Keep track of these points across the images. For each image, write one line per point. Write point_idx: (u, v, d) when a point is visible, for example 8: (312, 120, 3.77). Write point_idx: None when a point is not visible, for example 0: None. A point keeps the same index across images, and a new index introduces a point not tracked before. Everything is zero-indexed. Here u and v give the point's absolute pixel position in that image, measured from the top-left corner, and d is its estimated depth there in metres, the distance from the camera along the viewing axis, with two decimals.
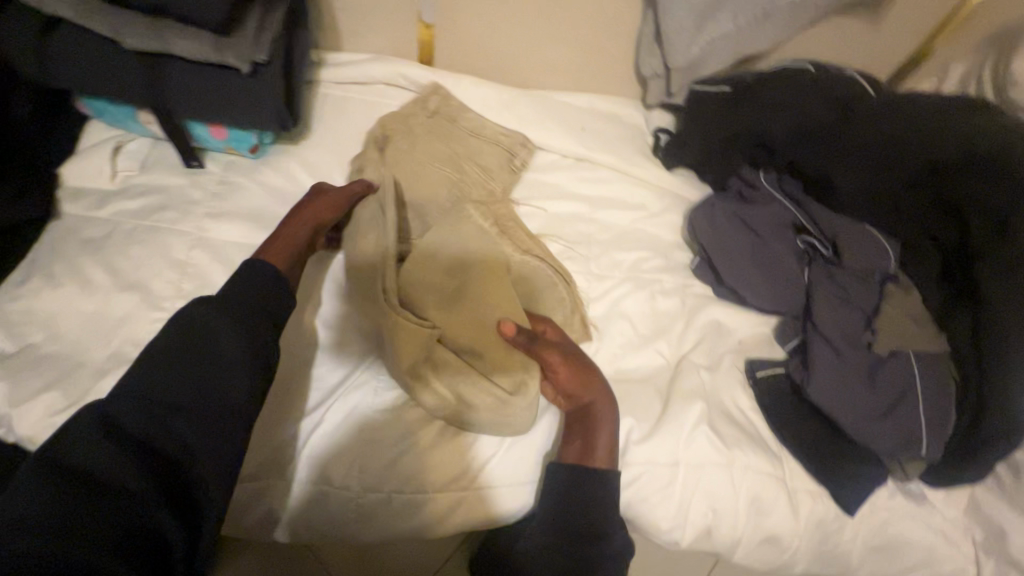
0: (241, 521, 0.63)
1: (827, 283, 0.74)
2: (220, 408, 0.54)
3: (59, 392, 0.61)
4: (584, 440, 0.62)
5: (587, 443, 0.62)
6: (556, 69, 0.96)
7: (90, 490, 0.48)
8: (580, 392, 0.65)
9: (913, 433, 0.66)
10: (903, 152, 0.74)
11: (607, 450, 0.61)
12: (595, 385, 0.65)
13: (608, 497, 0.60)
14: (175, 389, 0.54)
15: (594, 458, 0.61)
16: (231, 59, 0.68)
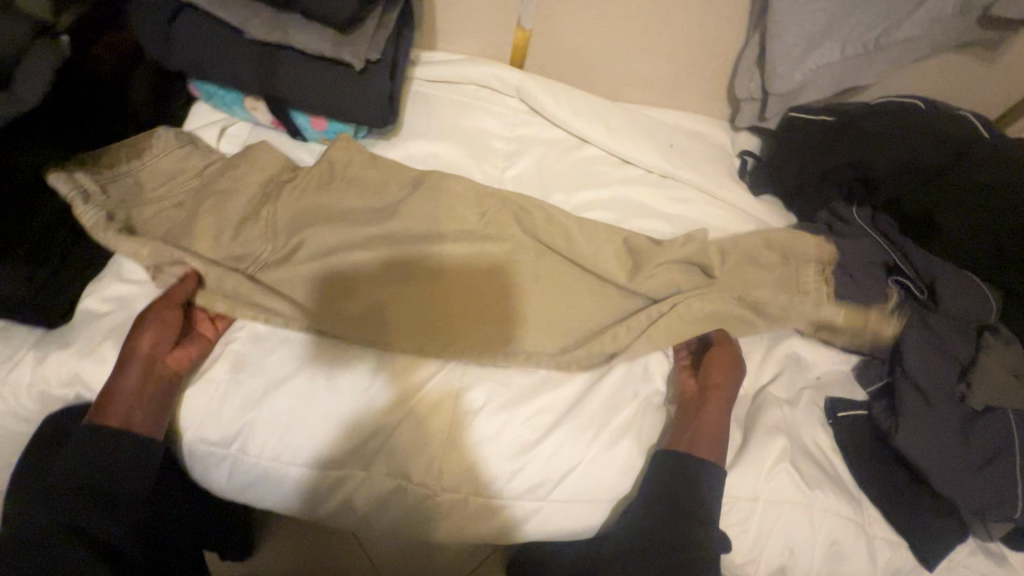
0: (322, 505, 0.65)
1: (919, 328, 0.72)
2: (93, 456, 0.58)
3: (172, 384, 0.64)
4: (693, 431, 0.66)
5: (697, 433, 0.65)
6: (646, 83, 0.95)
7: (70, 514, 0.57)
8: (711, 388, 0.68)
9: (1008, 496, 0.63)
10: (1016, 200, 0.71)
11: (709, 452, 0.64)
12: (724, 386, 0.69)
13: (690, 512, 0.60)
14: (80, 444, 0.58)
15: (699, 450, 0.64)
16: (348, 55, 0.69)
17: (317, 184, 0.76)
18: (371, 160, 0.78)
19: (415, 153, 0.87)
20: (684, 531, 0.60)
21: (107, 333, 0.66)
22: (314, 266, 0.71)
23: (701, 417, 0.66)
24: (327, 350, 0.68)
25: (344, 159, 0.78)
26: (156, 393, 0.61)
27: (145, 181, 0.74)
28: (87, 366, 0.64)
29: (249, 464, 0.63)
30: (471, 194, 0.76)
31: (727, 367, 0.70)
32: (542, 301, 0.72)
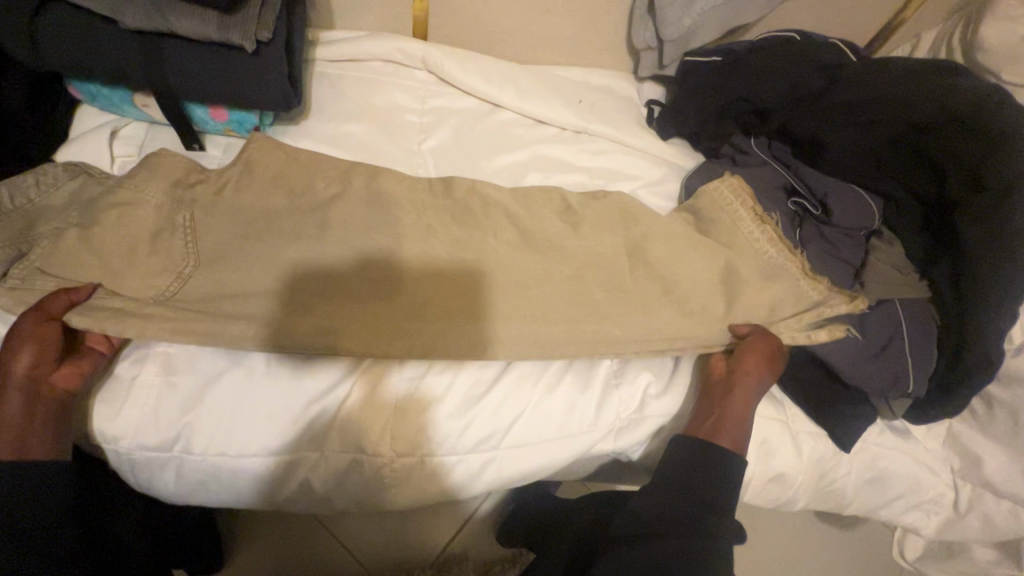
0: (280, 493, 0.65)
1: (817, 240, 0.80)
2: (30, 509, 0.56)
3: (108, 401, 0.63)
4: (716, 421, 0.67)
5: (718, 425, 0.67)
6: (550, 43, 0.97)
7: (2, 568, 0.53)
8: (741, 373, 0.69)
9: (902, 374, 0.71)
10: (884, 116, 0.78)
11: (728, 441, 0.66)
12: (757, 376, 0.68)
13: (715, 488, 0.63)
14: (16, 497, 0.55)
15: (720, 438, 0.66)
16: (236, 38, 0.68)
17: (235, 186, 0.77)
18: (299, 164, 0.80)
19: (329, 135, 0.86)
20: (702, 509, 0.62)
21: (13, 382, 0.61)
22: (244, 262, 0.72)
23: (725, 407, 0.68)
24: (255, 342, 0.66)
25: (261, 157, 0.79)
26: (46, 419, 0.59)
27: (40, 217, 0.69)
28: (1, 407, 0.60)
29: (195, 463, 0.63)
30: None
31: (759, 364, 0.69)
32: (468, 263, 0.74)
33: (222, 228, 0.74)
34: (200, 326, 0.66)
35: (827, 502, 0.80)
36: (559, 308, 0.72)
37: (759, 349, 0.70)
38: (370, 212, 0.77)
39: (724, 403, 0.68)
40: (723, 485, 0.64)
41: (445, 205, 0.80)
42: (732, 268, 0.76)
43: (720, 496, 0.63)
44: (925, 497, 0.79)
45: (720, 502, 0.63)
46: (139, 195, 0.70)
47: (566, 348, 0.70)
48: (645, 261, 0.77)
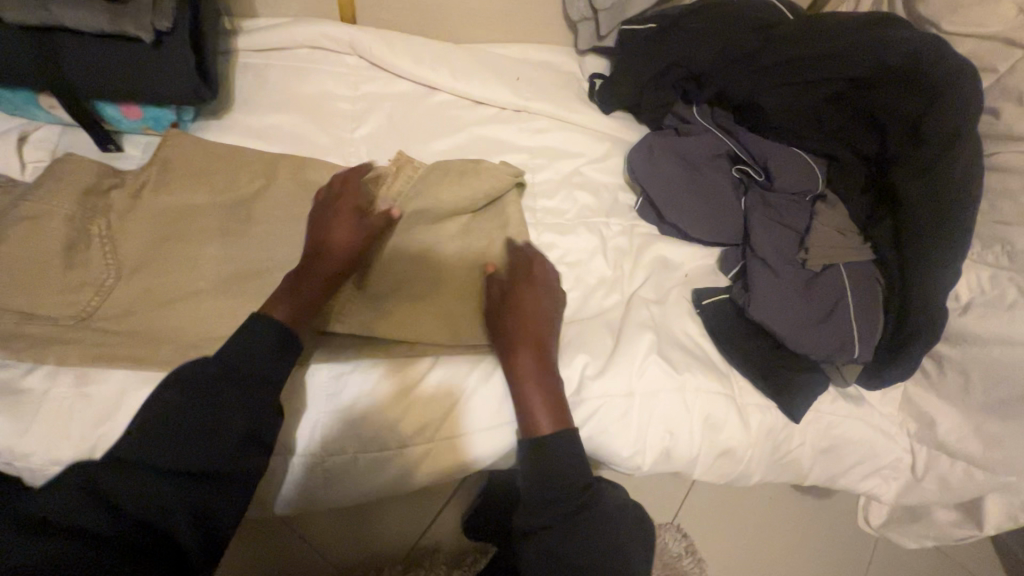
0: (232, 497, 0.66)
1: (761, 208, 0.77)
2: (160, 452, 0.50)
3: (6, 417, 0.58)
4: (527, 394, 0.63)
5: (533, 399, 0.63)
6: (485, 20, 0.94)
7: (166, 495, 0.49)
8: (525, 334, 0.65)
9: (849, 339, 0.69)
10: (822, 71, 0.75)
11: (547, 419, 0.62)
12: (524, 342, 0.65)
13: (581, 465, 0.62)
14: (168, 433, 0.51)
15: (539, 419, 0.62)
16: (131, 29, 0.64)
17: (153, 189, 0.73)
18: (220, 157, 0.77)
19: (255, 127, 0.83)
20: (579, 491, 0.60)
21: None
22: (164, 265, 0.69)
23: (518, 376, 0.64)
24: (177, 349, 0.63)
25: (176, 152, 0.76)
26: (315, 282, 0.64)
27: None
28: None
29: None
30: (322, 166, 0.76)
31: (528, 325, 0.66)
32: (397, 251, 0.71)
33: (141, 230, 0.70)
34: (118, 335, 0.64)
35: (786, 474, 0.79)
36: (535, 293, 0.68)
37: (519, 311, 0.66)
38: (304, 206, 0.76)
39: (523, 369, 0.64)
40: (565, 472, 0.60)
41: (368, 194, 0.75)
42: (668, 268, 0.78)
43: (536, 493, 0.60)
44: (883, 462, 0.77)
45: (563, 495, 0.60)
46: (43, 206, 0.65)
47: (516, 325, 0.65)
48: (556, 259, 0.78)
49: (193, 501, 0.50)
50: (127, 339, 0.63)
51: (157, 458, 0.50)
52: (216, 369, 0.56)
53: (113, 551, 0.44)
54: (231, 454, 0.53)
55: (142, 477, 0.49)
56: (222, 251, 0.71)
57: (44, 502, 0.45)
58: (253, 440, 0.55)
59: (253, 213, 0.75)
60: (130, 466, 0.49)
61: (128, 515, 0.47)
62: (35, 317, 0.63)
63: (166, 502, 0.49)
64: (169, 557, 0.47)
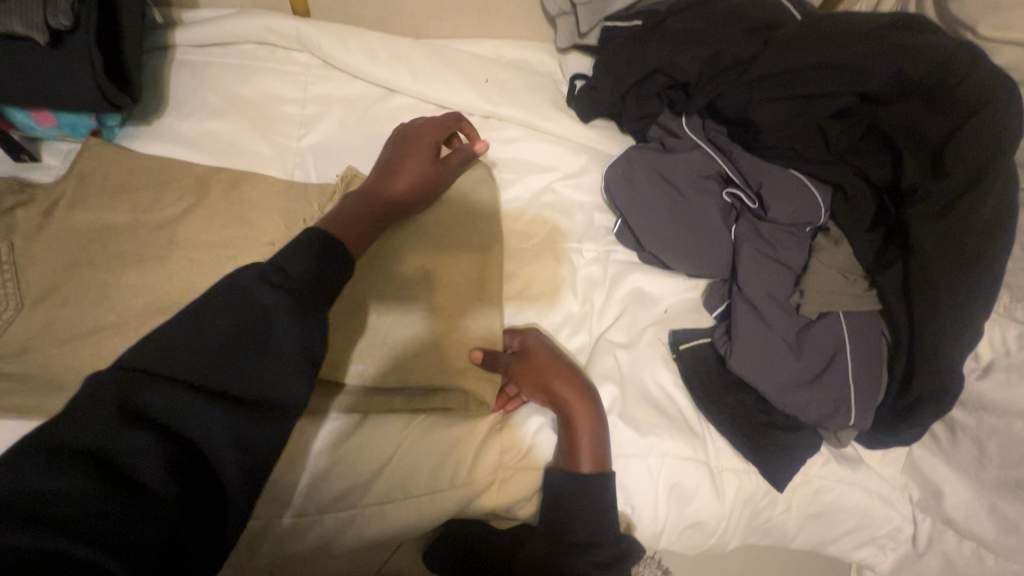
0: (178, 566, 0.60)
1: (753, 241, 0.67)
2: (151, 405, 0.35)
3: None
4: (568, 436, 0.59)
5: (573, 438, 0.59)
6: (454, 13, 0.84)
7: (204, 435, 0.36)
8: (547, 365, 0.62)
9: (844, 402, 0.60)
10: (829, 83, 0.64)
11: (588, 459, 0.58)
12: (556, 371, 0.62)
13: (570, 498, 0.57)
14: (198, 353, 0.38)
15: (578, 460, 0.58)
16: (18, 27, 0.56)
17: (66, 204, 0.64)
18: (140, 167, 0.68)
19: (189, 134, 0.75)
20: (611, 541, 0.58)
21: None
22: (70, 297, 0.61)
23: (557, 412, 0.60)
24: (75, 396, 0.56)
25: (96, 165, 0.67)
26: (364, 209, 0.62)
27: None
28: None
29: None
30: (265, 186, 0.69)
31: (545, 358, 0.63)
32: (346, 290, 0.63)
33: (51, 256, 0.62)
34: (11, 378, 0.57)
35: (768, 539, 0.70)
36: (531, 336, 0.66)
37: (538, 347, 0.64)
38: (233, 226, 0.67)
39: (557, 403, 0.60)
40: (592, 520, 0.57)
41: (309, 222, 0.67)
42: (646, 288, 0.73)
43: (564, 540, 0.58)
44: (879, 532, 0.68)
45: (593, 544, 0.57)
46: None
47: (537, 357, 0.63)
48: (517, 294, 0.70)
49: (234, 431, 0.37)
50: (16, 383, 0.56)
51: (207, 374, 0.38)
52: (259, 277, 0.42)
53: (146, 504, 0.32)
54: (286, 381, 0.40)
55: (183, 401, 0.36)
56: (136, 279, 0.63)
57: (65, 426, 0.33)
58: (304, 369, 0.41)
59: (177, 239, 0.65)
60: (161, 384, 0.36)
61: (167, 450, 0.34)
62: None
63: (203, 429, 0.36)
64: (212, 503, 0.35)
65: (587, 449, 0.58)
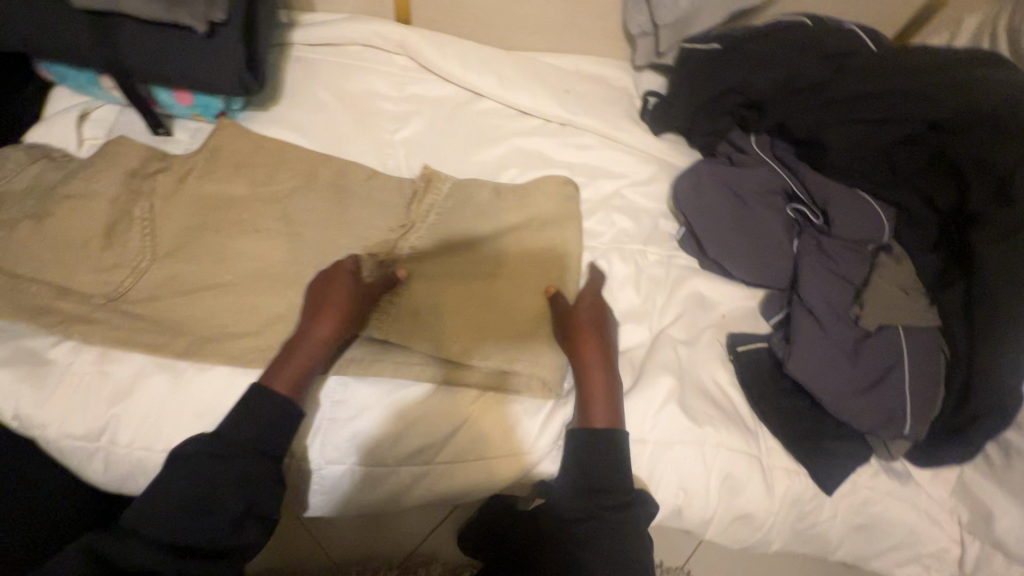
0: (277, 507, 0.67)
1: (814, 254, 0.71)
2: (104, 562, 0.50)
3: (31, 382, 0.61)
4: (588, 396, 0.63)
5: (592, 398, 0.63)
6: (541, 28, 0.91)
7: (160, 526, 0.53)
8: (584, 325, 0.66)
9: (898, 412, 0.63)
10: (900, 111, 0.68)
11: (603, 419, 0.62)
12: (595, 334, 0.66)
13: (621, 476, 0.60)
14: (202, 504, 0.55)
15: (594, 420, 0.62)
16: (185, 18, 0.66)
17: (196, 174, 0.73)
18: (257, 145, 0.76)
19: (298, 121, 0.83)
20: (624, 492, 0.60)
21: None
22: (195, 253, 0.69)
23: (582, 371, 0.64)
24: (194, 339, 0.64)
25: (222, 141, 0.76)
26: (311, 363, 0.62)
27: None
28: None
29: (122, 455, 0.61)
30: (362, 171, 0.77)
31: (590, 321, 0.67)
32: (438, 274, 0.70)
33: (182, 217, 0.70)
34: (142, 319, 0.65)
35: (811, 547, 0.71)
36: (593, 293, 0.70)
37: (588, 312, 0.68)
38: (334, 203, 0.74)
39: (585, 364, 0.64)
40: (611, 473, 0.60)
41: (402, 219, 0.75)
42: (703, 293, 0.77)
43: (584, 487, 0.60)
44: (925, 551, 0.69)
45: (604, 489, 0.60)
46: (90, 184, 0.68)
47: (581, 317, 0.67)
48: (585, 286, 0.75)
49: (185, 532, 0.54)
50: (147, 324, 0.64)
51: (177, 530, 0.53)
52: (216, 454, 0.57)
53: None
54: (232, 474, 0.56)
55: (134, 544, 0.52)
56: (247, 244, 0.71)
57: (124, 541, 0.52)
58: (259, 480, 0.57)
59: (288, 212, 0.73)
60: (110, 552, 0.51)
61: (174, 549, 0.53)
62: (67, 293, 0.64)
63: (158, 500, 0.54)
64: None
65: (603, 414, 0.62)
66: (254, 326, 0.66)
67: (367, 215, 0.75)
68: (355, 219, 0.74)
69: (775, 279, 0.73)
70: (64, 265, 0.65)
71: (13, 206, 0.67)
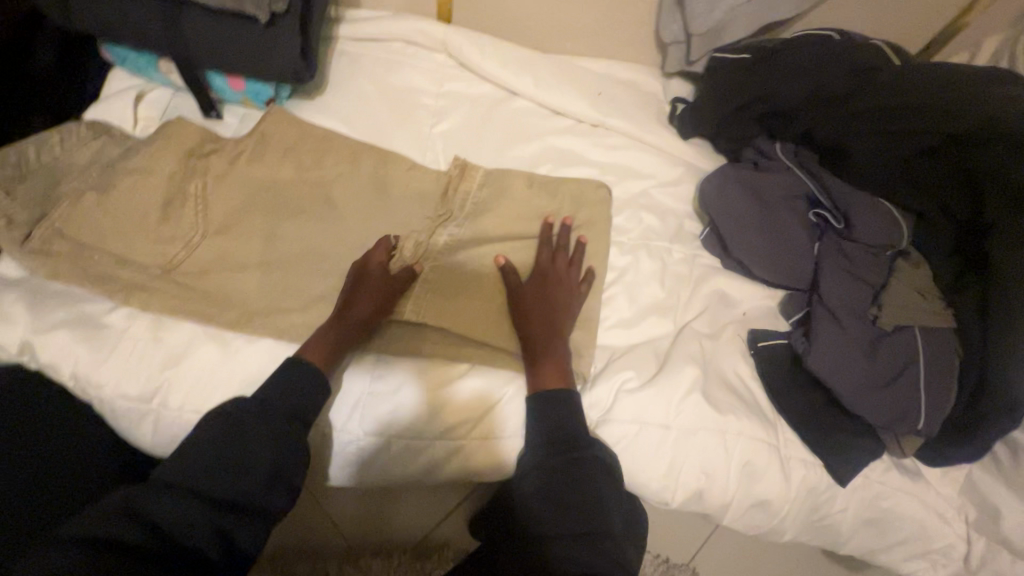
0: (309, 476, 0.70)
1: (835, 256, 0.74)
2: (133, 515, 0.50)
3: (89, 345, 0.64)
4: (538, 364, 0.66)
5: (544, 366, 0.66)
6: (575, 33, 0.95)
7: (193, 479, 0.54)
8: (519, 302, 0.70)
9: (913, 409, 0.65)
10: (922, 124, 0.71)
11: (553, 384, 0.65)
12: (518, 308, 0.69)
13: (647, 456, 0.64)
14: (234, 460, 0.56)
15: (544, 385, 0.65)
16: (250, 8, 0.70)
17: (247, 157, 0.77)
18: (305, 131, 0.80)
19: (342, 111, 0.87)
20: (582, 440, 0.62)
21: (28, 325, 0.64)
22: (246, 231, 0.72)
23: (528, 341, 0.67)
24: (244, 312, 0.67)
25: (272, 126, 0.79)
26: (343, 334, 0.65)
27: (62, 175, 0.71)
28: (39, 343, 0.63)
29: (172, 418, 0.64)
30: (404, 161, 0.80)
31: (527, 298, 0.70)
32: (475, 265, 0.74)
33: (234, 197, 0.74)
34: (194, 290, 0.68)
35: (822, 538, 0.74)
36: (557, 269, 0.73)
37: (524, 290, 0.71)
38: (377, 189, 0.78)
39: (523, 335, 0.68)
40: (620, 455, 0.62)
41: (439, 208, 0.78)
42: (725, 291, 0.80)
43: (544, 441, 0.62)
44: (933, 546, 0.72)
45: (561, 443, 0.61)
46: (150, 161, 0.71)
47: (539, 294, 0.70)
48: (613, 279, 0.78)
49: (214, 488, 0.54)
50: (199, 296, 0.67)
51: (205, 487, 0.54)
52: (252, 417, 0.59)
53: None
54: (264, 435, 0.58)
55: (166, 497, 0.52)
56: (294, 224, 0.74)
57: (156, 493, 0.52)
58: (285, 445, 0.58)
59: (333, 197, 0.77)
60: (143, 504, 0.51)
61: (205, 502, 0.53)
62: (126, 262, 0.67)
63: (191, 457, 0.55)
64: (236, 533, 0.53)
65: (551, 379, 0.65)
66: (300, 302, 0.69)
67: (407, 203, 0.78)
68: (396, 206, 0.78)
69: (796, 280, 0.76)
70: (123, 236, 0.68)
71: (75, 179, 0.71)
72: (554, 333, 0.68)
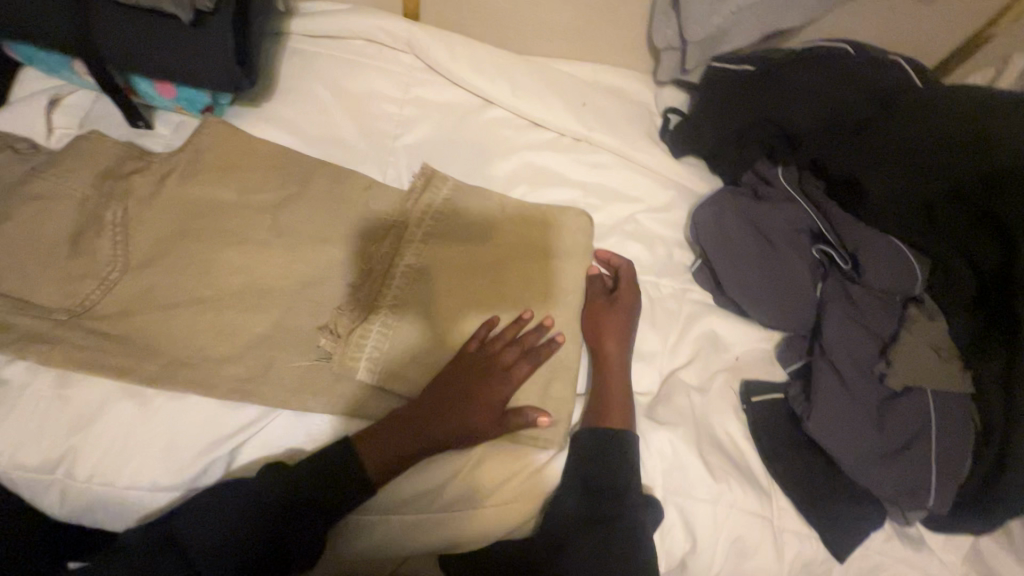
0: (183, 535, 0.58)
1: (840, 302, 0.66)
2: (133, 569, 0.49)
3: None
4: (603, 398, 0.63)
5: (609, 399, 0.63)
6: (558, 33, 0.85)
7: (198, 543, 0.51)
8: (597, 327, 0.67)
9: (922, 482, 0.59)
10: (944, 157, 0.64)
11: (620, 418, 0.61)
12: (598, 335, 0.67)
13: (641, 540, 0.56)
14: (239, 522, 0.52)
15: (612, 419, 0.61)
16: (170, 6, 0.60)
17: (174, 176, 0.66)
18: (245, 145, 0.70)
19: (291, 120, 0.77)
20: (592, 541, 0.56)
21: None
22: (172, 266, 0.63)
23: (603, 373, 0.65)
24: (168, 364, 0.59)
25: (206, 140, 0.69)
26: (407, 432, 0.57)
27: None
28: None
29: (79, 491, 0.55)
30: (359, 181, 0.71)
31: (600, 323, 0.67)
32: (442, 301, 0.64)
33: (160, 224, 0.64)
34: (108, 339, 0.59)
35: None
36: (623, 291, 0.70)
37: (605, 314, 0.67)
38: (328, 214, 0.68)
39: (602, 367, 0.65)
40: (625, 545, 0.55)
41: (396, 227, 0.68)
42: (716, 332, 0.72)
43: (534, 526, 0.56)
44: None
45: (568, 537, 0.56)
46: (58, 183, 0.62)
47: (603, 320, 0.67)
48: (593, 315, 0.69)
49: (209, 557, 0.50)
50: (115, 345, 0.58)
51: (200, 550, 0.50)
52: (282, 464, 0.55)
53: None
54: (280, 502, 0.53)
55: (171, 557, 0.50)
56: (228, 256, 0.64)
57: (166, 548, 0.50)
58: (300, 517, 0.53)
59: (278, 223, 0.67)
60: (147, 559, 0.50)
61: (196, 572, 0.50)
62: (29, 306, 0.58)
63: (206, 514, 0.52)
64: None
65: (620, 413, 0.62)
66: (232, 349, 0.60)
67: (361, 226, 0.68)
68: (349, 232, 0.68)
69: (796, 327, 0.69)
70: (23, 273, 0.58)
71: None
72: (621, 364, 0.65)
